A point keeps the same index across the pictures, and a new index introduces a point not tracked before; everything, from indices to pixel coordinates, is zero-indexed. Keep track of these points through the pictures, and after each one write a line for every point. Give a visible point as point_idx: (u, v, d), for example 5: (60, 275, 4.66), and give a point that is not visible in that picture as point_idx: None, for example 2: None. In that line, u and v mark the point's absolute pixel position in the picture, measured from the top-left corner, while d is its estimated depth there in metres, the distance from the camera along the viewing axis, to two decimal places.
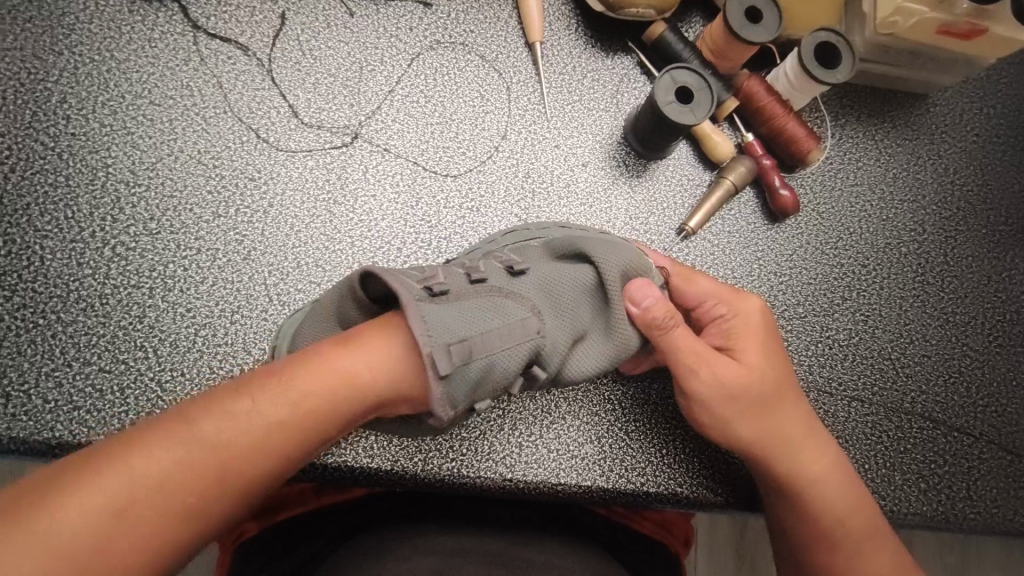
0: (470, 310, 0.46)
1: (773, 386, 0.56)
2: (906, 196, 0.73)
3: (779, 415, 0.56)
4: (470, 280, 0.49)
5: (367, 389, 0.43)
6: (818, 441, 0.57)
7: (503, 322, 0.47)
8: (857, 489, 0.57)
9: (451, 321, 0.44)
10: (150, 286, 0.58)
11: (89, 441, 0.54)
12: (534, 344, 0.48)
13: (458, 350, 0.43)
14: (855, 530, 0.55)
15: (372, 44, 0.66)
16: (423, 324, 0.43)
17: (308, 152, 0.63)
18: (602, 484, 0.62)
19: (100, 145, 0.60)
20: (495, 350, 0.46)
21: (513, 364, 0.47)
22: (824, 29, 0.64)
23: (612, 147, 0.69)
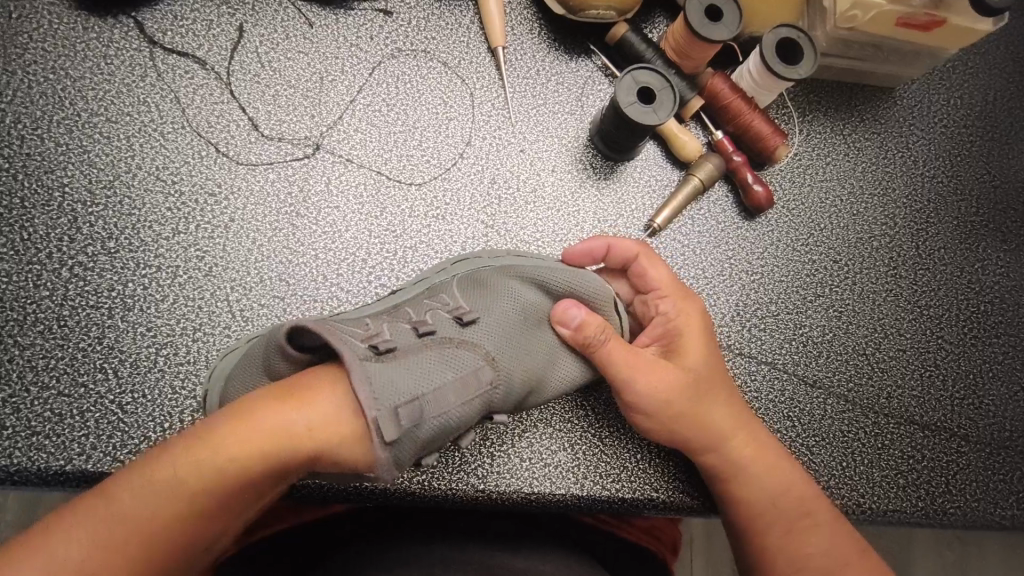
0: (418, 367, 0.47)
1: (712, 376, 0.58)
2: (876, 190, 0.73)
3: (716, 410, 0.57)
4: (417, 334, 0.51)
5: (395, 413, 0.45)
6: (750, 428, 0.58)
7: (457, 375, 0.49)
8: (792, 476, 0.57)
9: (398, 380, 0.46)
10: (110, 306, 0.57)
11: (48, 467, 0.53)
12: (485, 398, 0.50)
13: (405, 406, 0.45)
14: (784, 510, 0.56)
15: (332, 54, 0.66)
16: (367, 385, 0.44)
17: (270, 165, 0.63)
18: (576, 492, 0.61)
19: (56, 165, 0.59)
20: (449, 406, 0.47)
21: (464, 413, 0.49)
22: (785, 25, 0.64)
23: (578, 151, 0.68)
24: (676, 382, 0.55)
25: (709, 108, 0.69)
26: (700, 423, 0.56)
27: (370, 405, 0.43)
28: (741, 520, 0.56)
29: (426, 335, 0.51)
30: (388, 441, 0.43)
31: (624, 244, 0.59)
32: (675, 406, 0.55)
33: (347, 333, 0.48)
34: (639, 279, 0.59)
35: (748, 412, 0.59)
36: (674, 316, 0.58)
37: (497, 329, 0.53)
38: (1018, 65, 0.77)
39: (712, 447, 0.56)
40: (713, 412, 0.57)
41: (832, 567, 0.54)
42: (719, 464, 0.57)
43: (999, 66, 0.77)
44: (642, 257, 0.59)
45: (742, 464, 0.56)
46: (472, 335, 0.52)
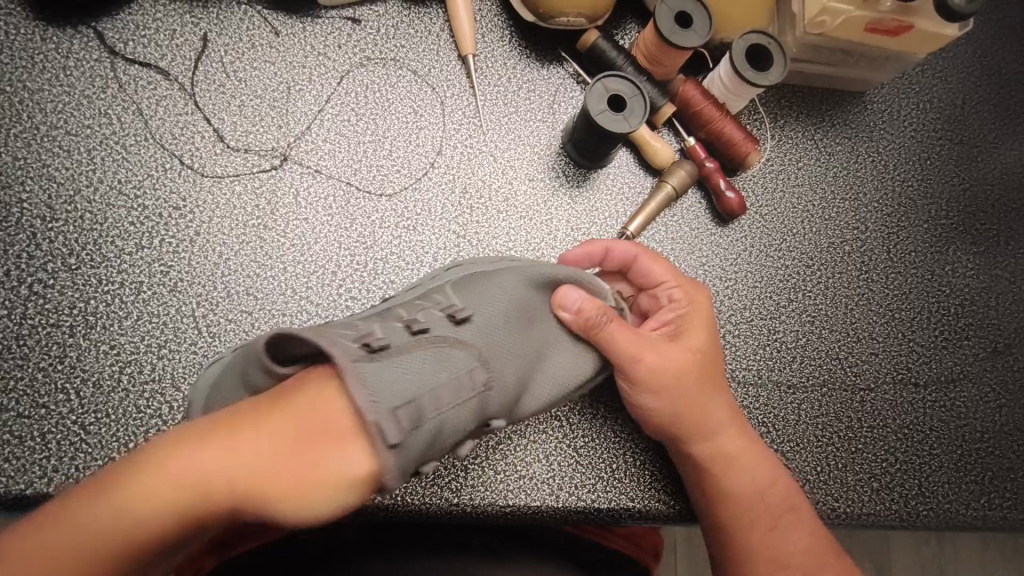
0: (414, 367, 0.44)
1: (713, 366, 0.58)
2: (847, 195, 0.73)
3: (714, 404, 0.57)
4: (410, 330, 0.47)
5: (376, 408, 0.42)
6: (744, 424, 0.59)
7: (452, 374, 0.46)
8: (779, 473, 0.58)
9: (394, 381, 0.42)
10: (71, 324, 0.55)
11: (8, 491, 0.51)
12: (483, 397, 0.47)
13: (405, 409, 0.42)
14: (770, 506, 0.57)
15: (299, 63, 0.65)
16: (366, 386, 0.41)
17: (236, 177, 0.61)
18: (552, 503, 0.60)
19: (14, 180, 0.57)
20: (445, 408, 0.45)
21: (461, 420, 0.46)
22: (755, 32, 0.64)
23: (551, 159, 0.68)
24: (682, 370, 0.56)
25: (681, 115, 0.69)
26: (701, 412, 0.57)
27: (366, 408, 0.41)
28: (725, 513, 0.57)
29: (419, 332, 0.47)
30: (391, 444, 0.41)
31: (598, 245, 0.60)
32: (677, 392, 0.56)
33: (338, 337, 0.44)
34: (647, 272, 0.60)
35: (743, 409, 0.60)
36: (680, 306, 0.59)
37: (506, 331, 0.51)
38: (986, 68, 0.78)
39: (711, 433, 0.57)
40: (717, 402, 0.58)
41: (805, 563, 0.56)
42: (713, 454, 0.57)
43: (967, 70, 0.78)
44: (644, 254, 0.59)
45: (733, 456, 0.57)
46: (465, 334, 0.49)
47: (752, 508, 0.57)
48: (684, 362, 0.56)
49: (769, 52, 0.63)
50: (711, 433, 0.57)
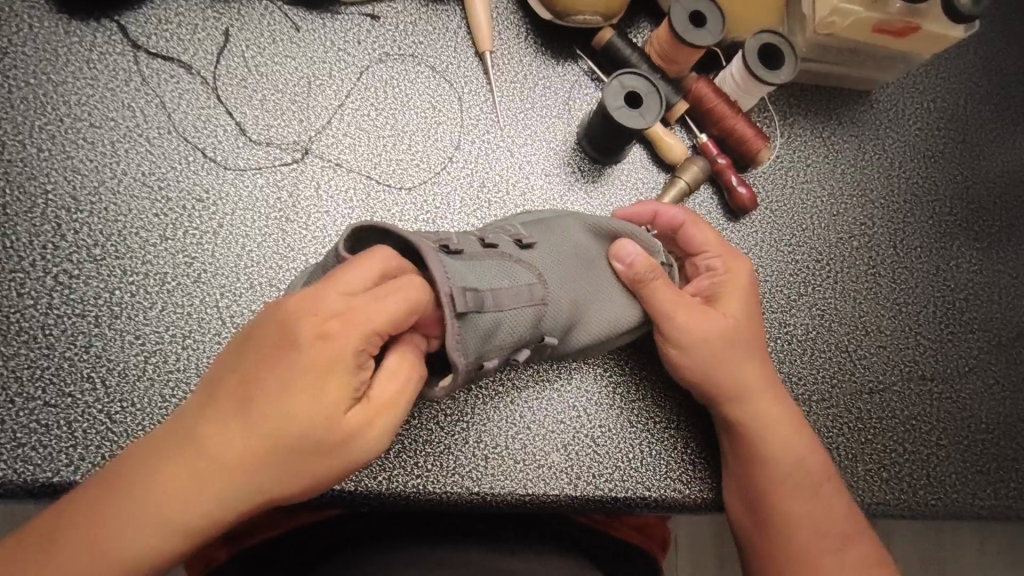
0: (481, 268, 0.49)
1: (749, 332, 0.61)
2: (855, 192, 0.75)
3: (749, 365, 0.60)
4: (482, 245, 0.53)
5: (390, 320, 0.40)
6: (778, 389, 0.62)
7: (512, 284, 0.51)
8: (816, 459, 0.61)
9: (469, 274, 0.47)
10: (96, 314, 0.56)
11: (36, 479, 0.52)
12: (536, 311, 0.53)
13: (474, 299, 0.46)
14: (797, 471, 0.59)
15: (319, 58, 0.66)
16: (443, 269, 0.45)
17: (258, 170, 0.62)
18: (570, 492, 0.61)
19: (38, 171, 0.58)
20: (505, 307, 0.49)
21: (519, 326, 0.51)
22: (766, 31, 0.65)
23: (566, 154, 0.69)
24: (719, 329, 0.60)
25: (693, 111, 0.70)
26: (740, 371, 0.60)
27: (441, 280, 0.44)
28: (758, 473, 0.59)
29: (490, 247, 0.53)
30: (458, 314, 0.44)
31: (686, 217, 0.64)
32: (714, 350, 0.59)
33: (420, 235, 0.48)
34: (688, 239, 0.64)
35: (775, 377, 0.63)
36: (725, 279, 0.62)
37: (552, 262, 0.57)
38: (987, 69, 0.80)
39: (751, 404, 0.60)
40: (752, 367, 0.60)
41: (826, 526, 0.58)
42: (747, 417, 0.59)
43: (970, 71, 0.80)
44: (690, 223, 0.63)
45: (764, 421, 0.60)
46: (527, 257, 0.55)
47: (783, 471, 0.59)
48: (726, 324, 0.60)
49: (780, 51, 0.65)
50: (755, 406, 0.60)
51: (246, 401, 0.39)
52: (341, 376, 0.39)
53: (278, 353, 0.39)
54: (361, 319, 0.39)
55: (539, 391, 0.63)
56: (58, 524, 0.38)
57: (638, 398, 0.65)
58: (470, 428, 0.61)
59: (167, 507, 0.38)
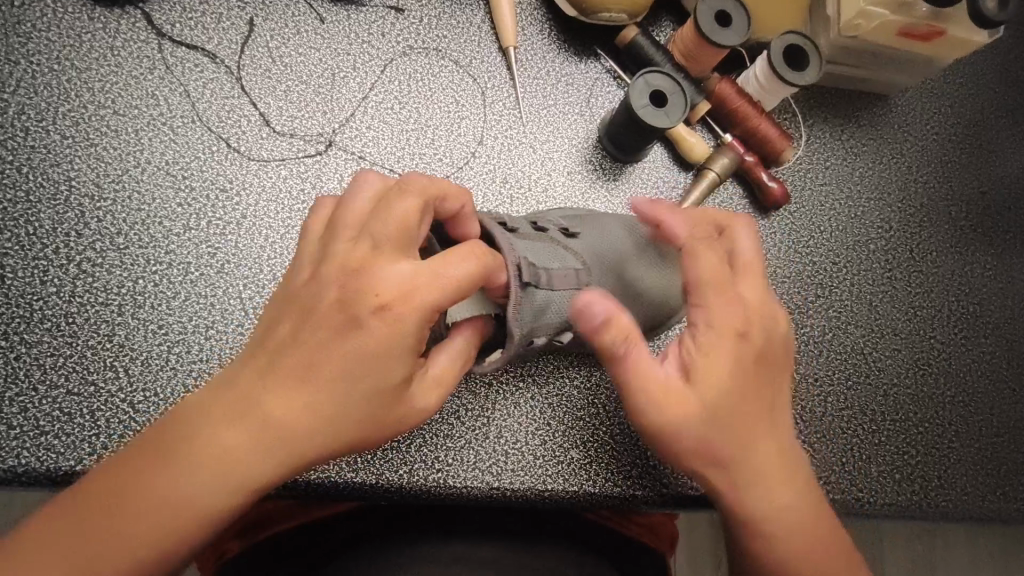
0: (538, 247, 0.51)
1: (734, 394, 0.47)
2: (872, 194, 0.75)
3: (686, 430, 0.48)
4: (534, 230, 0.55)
5: (444, 281, 0.40)
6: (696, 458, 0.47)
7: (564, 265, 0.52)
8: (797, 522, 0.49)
9: (529, 252, 0.49)
10: (120, 304, 0.56)
11: (58, 467, 0.51)
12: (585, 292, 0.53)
13: (536, 275, 0.47)
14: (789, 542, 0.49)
15: (343, 50, 0.66)
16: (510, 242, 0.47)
17: (281, 161, 0.62)
18: (589, 488, 0.61)
19: (62, 158, 0.57)
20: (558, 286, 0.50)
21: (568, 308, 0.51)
22: (791, 32, 0.65)
23: (588, 152, 0.69)
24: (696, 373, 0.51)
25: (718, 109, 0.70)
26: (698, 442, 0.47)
27: (509, 249, 0.46)
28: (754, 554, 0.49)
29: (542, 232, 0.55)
30: (524, 285, 0.46)
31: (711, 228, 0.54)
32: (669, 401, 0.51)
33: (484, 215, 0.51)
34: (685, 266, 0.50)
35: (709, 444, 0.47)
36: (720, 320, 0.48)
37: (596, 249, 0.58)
38: (1005, 75, 0.80)
39: (750, 472, 0.48)
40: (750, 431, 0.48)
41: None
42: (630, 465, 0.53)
43: (988, 75, 0.80)
44: (684, 251, 0.51)
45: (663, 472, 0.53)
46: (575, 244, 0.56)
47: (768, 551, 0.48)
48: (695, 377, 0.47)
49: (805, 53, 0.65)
50: (746, 481, 0.48)
51: (303, 366, 0.40)
52: (399, 345, 0.40)
53: (336, 318, 0.40)
54: (418, 286, 0.40)
55: (559, 387, 0.64)
56: (112, 481, 0.39)
57: None
58: (491, 424, 0.61)
59: (223, 466, 0.39)
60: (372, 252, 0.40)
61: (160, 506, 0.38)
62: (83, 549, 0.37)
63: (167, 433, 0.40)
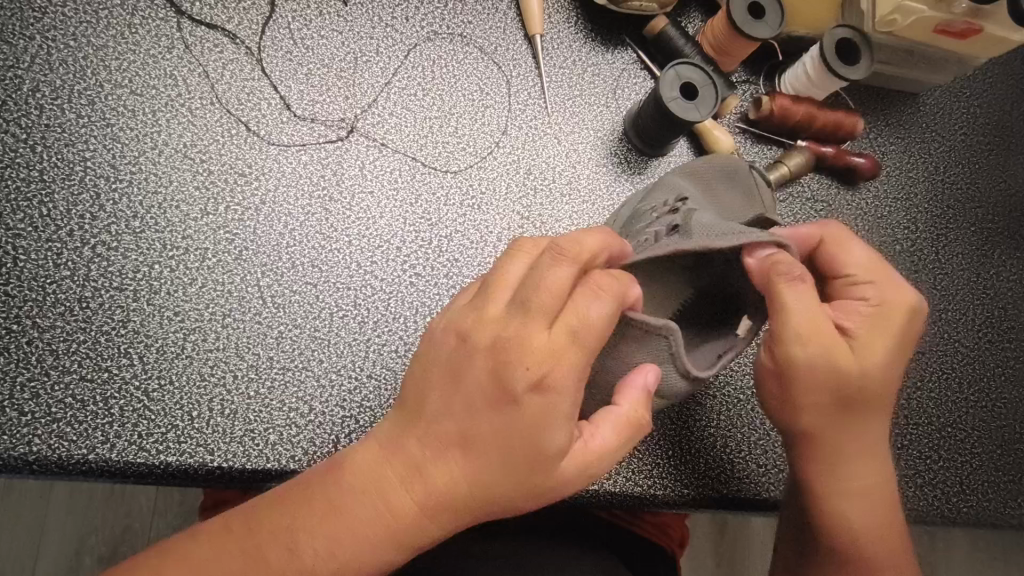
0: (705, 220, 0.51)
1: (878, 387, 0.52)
2: (899, 194, 0.74)
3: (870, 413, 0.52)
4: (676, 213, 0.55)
5: (595, 343, 0.41)
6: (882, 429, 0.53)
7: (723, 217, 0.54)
8: (887, 509, 0.55)
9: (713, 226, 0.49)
10: (135, 289, 0.54)
11: (70, 456, 0.50)
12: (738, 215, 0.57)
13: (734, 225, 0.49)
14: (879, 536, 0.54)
15: (366, 33, 0.64)
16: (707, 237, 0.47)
17: (301, 147, 0.60)
18: (609, 488, 0.58)
19: (77, 138, 0.56)
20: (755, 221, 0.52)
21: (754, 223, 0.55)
22: (843, 27, 0.65)
23: (613, 144, 0.67)
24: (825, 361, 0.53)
25: (767, 124, 0.69)
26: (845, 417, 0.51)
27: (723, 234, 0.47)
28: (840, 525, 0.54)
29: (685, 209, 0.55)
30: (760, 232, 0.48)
31: (815, 228, 0.55)
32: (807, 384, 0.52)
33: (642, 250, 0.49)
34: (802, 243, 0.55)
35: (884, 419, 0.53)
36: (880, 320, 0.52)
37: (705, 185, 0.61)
38: None
39: (850, 469, 0.53)
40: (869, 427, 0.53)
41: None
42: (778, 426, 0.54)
43: (1016, 77, 0.79)
44: (831, 244, 0.54)
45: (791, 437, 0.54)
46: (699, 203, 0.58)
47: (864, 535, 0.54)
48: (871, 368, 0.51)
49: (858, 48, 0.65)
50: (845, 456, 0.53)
51: (462, 437, 0.41)
52: (559, 414, 0.40)
53: (500, 391, 0.40)
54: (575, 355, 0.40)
55: None
56: (280, 519, 0.41)
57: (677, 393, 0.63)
58: None
59: (384, 524, 0.41)
60: (533, 306, 0.40)
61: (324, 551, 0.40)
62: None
63: (333, 482, 0.42)
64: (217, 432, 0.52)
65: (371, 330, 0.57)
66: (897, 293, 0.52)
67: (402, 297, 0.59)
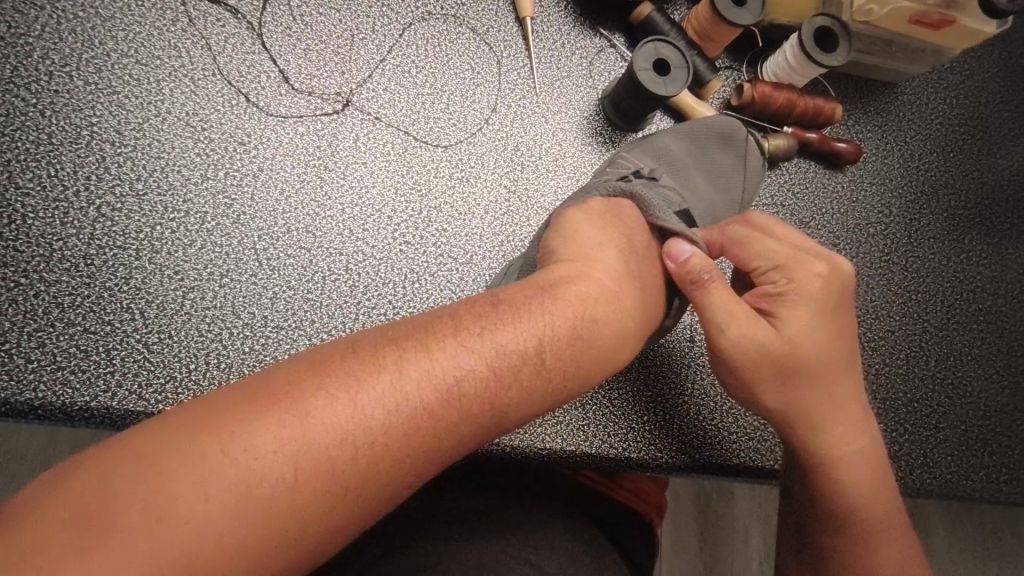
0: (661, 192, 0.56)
1: (825, 363, 0.51)
2: (875, 179, 0.76)
3: (820, 390, 0.51)
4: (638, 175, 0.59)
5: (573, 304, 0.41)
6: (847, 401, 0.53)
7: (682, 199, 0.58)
8: (881, 472, 0.54)
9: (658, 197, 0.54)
10: (137, 248, 0.57)
11: (73, 403, 0.52)
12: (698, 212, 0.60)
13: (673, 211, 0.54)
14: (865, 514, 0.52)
15: (363, 12, 0.67)
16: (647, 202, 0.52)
17: (299, 118, 0.63)
18: (585, 449, 0.62)
19: (84, 104, 0.59)
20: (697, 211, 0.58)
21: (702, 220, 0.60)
22: (821, 15, 0.67)
23: (597, 123, 0.70)
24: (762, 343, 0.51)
25: (750, 110, 0.71)
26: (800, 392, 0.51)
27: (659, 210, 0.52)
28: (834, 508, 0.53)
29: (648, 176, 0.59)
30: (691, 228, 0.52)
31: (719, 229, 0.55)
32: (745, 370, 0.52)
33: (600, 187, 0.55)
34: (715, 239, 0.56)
35: (842, 393, 0.52)
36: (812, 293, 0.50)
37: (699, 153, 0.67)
38: (1008, 71, 0.82)
39: (824, 444, 0.52)
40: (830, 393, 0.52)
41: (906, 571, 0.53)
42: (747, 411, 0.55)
43: (991, 70, 0.82)
44: (741, 240, 0.54)
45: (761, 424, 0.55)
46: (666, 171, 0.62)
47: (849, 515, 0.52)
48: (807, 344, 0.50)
49: (835, 35, 0.67)
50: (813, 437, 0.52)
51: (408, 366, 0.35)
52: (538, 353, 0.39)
53: (507, 341, 0.38)
54: (617, 321, 0.43)
55: None
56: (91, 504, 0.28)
57: (655, 362, 0.67)
58: None
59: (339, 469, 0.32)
60: (580, 252, 0.45)
61: (341, 458, 0.32)
62: (266, 496, 0.30)
63: (185, 455, 0.29)
64: (213, 384, 0.55)
65: (362, 293, 0.60)
66: (811, 266, 0.51)
67: (391, 263, 0.62)
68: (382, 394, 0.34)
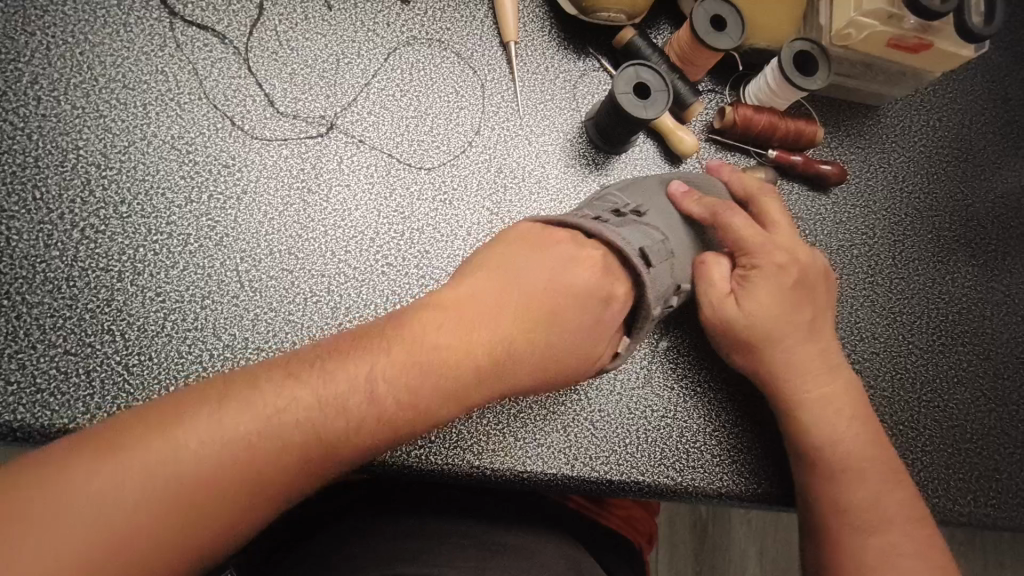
0: (637, 228, 0.59)
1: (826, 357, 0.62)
2: (858, 202, 0.77)
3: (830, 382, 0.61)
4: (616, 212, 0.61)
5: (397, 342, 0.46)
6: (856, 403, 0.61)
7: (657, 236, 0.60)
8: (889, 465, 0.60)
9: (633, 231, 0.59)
10: (120, 270, 0.57)
11: (51, 425, 0.52)
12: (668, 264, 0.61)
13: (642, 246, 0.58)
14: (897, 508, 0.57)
15: (349, 37, 0.68)
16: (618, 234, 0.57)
17: (283, 141, 0.64)
18: (566, 472, 0.61)
19: (71, 127, 0.59)
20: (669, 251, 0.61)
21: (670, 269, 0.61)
22: (801, 39, 0.68)
23: (579, 146, 0.71)
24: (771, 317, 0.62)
25: (733, 133, 0.72)
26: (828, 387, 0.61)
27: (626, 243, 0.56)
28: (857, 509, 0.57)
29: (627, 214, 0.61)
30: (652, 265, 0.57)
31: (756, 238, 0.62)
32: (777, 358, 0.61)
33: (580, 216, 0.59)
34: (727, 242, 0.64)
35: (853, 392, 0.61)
36: (775, 268, 0.61)
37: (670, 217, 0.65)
38: (992, 94, 0.83)
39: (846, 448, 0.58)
40: (801, 358, 0.61)
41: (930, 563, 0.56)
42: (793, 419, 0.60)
43: (975, 93, 0.82)
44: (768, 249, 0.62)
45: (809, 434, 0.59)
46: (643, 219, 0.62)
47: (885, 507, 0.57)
48: (766, 314, 0.60)
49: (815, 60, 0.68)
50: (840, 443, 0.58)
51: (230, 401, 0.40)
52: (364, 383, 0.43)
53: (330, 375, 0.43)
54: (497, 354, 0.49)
55: None
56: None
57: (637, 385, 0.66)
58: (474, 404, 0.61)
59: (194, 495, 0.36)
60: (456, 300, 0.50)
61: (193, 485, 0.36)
62: (142, 530, 0.34)
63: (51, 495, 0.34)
64: None
65: (343, 315, 0.60)
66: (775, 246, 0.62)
67: (373, 284, 0.62)
68: (241, 415, 0.39)
